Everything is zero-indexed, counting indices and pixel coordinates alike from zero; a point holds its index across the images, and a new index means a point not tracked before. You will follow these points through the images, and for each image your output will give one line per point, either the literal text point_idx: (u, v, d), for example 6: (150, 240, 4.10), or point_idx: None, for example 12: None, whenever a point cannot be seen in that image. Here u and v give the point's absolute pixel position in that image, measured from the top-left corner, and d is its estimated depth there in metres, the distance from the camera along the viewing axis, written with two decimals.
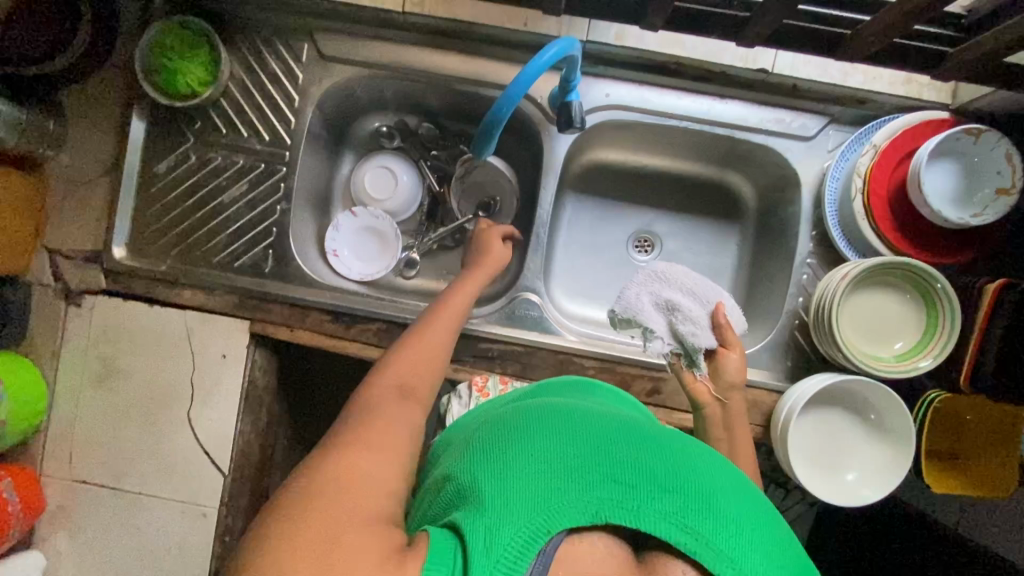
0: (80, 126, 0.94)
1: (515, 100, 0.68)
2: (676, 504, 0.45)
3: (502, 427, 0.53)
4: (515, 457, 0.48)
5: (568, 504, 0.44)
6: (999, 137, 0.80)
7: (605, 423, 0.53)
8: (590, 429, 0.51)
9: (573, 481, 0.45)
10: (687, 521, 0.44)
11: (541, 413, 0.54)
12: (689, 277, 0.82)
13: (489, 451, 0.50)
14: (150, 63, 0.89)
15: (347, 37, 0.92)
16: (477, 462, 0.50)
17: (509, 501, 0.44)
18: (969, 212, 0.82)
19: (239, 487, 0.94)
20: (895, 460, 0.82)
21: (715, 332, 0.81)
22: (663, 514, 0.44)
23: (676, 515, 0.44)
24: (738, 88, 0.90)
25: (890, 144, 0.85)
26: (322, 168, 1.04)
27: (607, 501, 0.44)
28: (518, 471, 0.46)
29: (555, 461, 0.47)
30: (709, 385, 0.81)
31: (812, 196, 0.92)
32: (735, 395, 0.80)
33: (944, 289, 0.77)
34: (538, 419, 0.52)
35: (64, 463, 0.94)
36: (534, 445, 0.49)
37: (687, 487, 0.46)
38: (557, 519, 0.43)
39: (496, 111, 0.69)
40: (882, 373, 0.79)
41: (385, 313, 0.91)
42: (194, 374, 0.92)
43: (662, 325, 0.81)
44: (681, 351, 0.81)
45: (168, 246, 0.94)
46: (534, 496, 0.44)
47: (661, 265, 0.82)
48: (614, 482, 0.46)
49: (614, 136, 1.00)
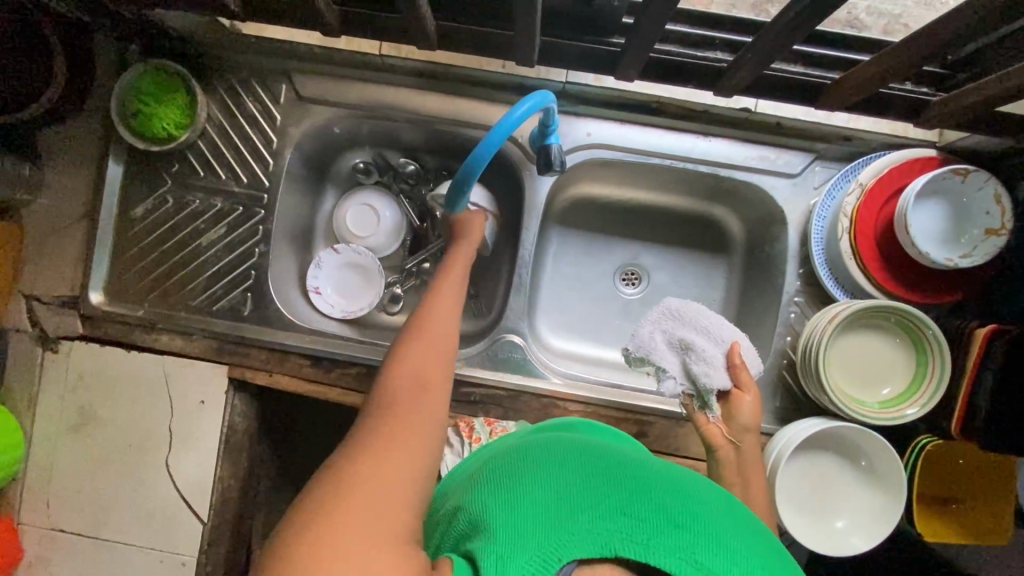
0: (57, 170, 0.93)
1: (489, 150, 0.65)
2: (687, 540, 0.41)
3: (509, 464, 0.51)
4: (524, 489, 0.46)
5: (577, 534, 0.41)
6: (988, 177, 0.78)
7: (613, 460, 0.50)
8: (603, 465, 0.49)
9: (581, 510, 0.42)
10: (701, 558, 0.39)
11: (548, 449, 0.52)
12: (704, 315, 0.80)
13: (496, 486, 0.48)
14: (125, 107, 0.88)
15: (325, 79, 0.92)
16: (484, 495, 0.47)
17: (517, 531, 0.41)
18: (958, 252, 0.81)
19: (218, 534, 0.93)
20: (886, 508, 0.80)
21: (729, 372, 0.77)
22: (676, 550, 0.40)
23: (687, 551, 0.40)
24: (721, 126, 0.89)
25: (877, 183, 0.83)
26: (304, 206, 1.03)
27: (617, 532, 0.41)
28: (526, 503, 0.44)
29: (564, 492, 0.44)
30: (723, 427, 0.76)
31: (798, 233, 0.90)
32: (750, 439, 0.75)
33: (935, 336, 0.76)
34: (548, 455, 0.50)
35: (41, 511, 0.92)
36: (543, 478, 0.46)
37: (698, 524, 0.43)
38: (565, 548, 0.40)
39: (472, 161, 0.67)
40: (869, 419, 0.78)
41: (366, 357, 0.90)
42: (173, 420, 0.91)
43: (674, 364, 0.78)
44: (693, 392, 0.78)
45: (146, 290, 0.93)
46: (541, 527, 0.41)
47: (675, 302, 0.80)
48: (626, 514, 0.42)
49: (598, 172, 0.99)
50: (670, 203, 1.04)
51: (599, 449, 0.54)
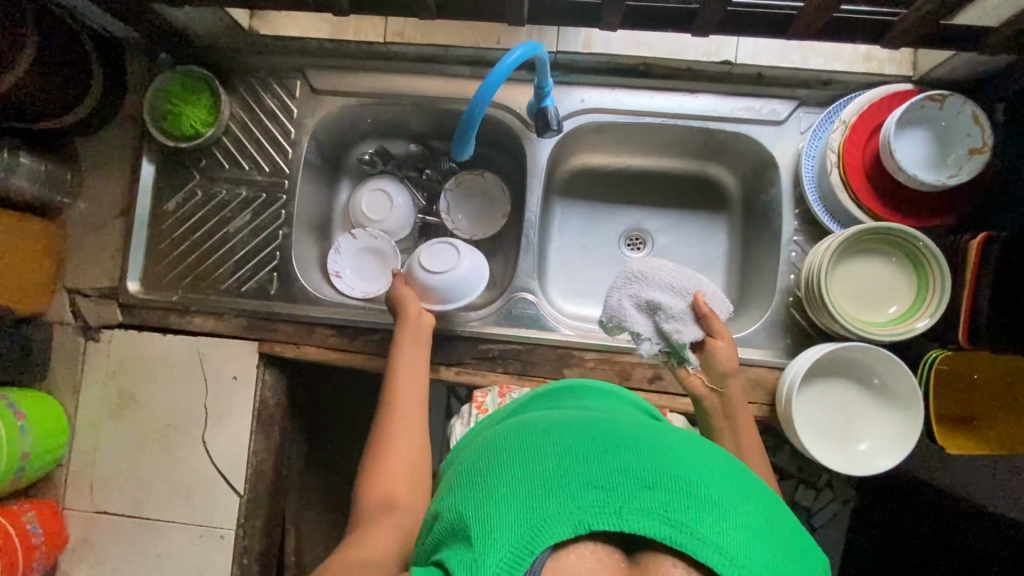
0: (94, 174, 1.01)
1: (490, 94, 0.70)
2: (657, 497, 0.43)
3: (478, 456, 0.51)
4: (496, 484, 0.45)
5: (551, 520, 0.41)
6: (964, 100, 0.82)
7: (581, 429, 0.50)
8: (567, 436, 0.49)
9: (553, 495, 0.43)
10: (669, 512, 0.42)
11: (514, 435, 0.51)
12: (666, 269, 0.79)
13: (471, 480, 0.48)
14: (156, 110, 0.96)
15: (336, 71, 1.00)
16: (459, 498, 0.47)
17: (492, 534, 0.42)
18: (945, 174, 0.84)
19: (254, 508, 0.96)
20: (906, 423, 0.81)
21: (700, 323, 0.79)
22: (645, 509, 0.42)
23: (657, 509, 0.42)
24: (705, 82, 0.94)
25: (859, 119, 0.87)
26: (321, 194, 1.09)
27: (589, 508, 0.42)
28: (498, 499, 0.44)
29: (534, 478, 0.45)
30: (703, 377, 0.79)
31: (790, 176, 0.94)
32: (731, 383, 0.78)
33: (928, 247, 0.79)
34: (514, 441, 0.50)
35: (85, 495, 0.96)
36: (512, 467, 0.46)
37: (666, 476, 0.44)
38: (541, 537, 0.41)
39: (472, 109, 0.72)
40: (883, 338, 0.80)
41: (386, 322, 0.95)
42: (207, 398, 0.96)
43: (647, 326, 0.78)
44: (669, 349, 0.80)
45: (179, 277, 0.99)
46: (515, 521, 0.42)
47: (637, 264, 0.79)
48: (594, 487, 0.43)
49: (594, 140, 1.04)
50: (665, 167, 1.09)
51: (569, 420, 0.53)
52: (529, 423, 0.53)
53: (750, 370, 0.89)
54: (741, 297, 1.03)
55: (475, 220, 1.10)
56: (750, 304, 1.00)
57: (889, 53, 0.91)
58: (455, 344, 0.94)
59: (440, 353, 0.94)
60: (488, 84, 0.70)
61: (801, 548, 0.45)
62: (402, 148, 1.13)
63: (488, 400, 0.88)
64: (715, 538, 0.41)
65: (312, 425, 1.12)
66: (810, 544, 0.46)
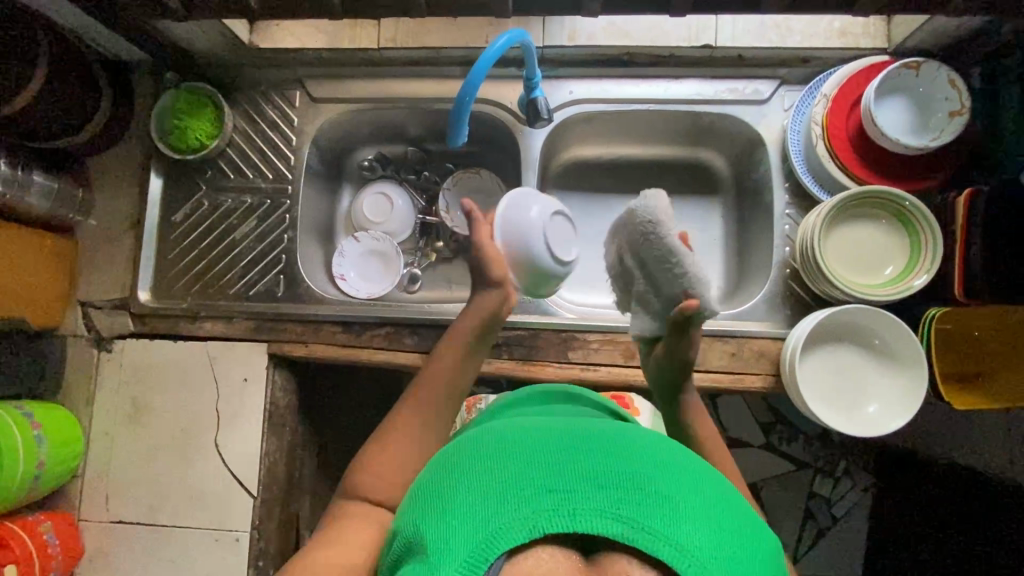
0: (103, 191, 1.04)
1: (477, 84, 0.72)
2: (611, 496, 0.44)
3: (442, 465, 0.52)
4: (456, 493, 0.47)
5: (506, 526, 0.43)
6: (938, 66, 0.85)
7: (542, 432, 0.52)
8: (525, 441, 0.50)
9: (509, 501, 0.45)
10: (620, 510, 0.43)
11: (477, 442, 0.53)
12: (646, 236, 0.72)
13: (433, 489, 0.49)
14: (163, 125, 1.01)
15: (334, 80, 1.04)
16: (421, 508, 0.49)
17: (449, 543, 0.44)
18: (928, 138, 0.87)
19: (269, 510, 0.96)
20: (913, 380, 0.81)
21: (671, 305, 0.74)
22: (596, 509, 0.43)
23: (610, 508, 0.43)
24: (689, 67, 0.97)
25: (838, 92, 0.90)
26: (324, 200, 1.13)
27: (543, 511, 0.44)
28: (457, 507, 0.46)
29: (491, 485, 0.46)
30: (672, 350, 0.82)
31: (779, 151, 0.96)
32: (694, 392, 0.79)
33: (915, 205, 0.80)
34: (477, 448, 0.51)
35: (100, 506, 0.97)
36: (472, 475, 0.48)
37: (620, 475, 0.46)
38: (496, 544, 0.43)
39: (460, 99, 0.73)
40: (882, 298, 0.81)
41: (392, 316, 0.97)
42: (219, 401, 0.97)
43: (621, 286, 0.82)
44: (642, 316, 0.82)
45: (188, 285, 1.02)
46: (471, 530, 0.44)
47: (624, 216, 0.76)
48: (547, 492, 0.45)
49: (586, 132, 1.06)
50: (656, 155, 1.10)
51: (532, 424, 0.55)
52: (491, 429, 0.55)
53: (753, 342, 0.90)
54: (740, 277, 1.04)
55: (473, 218, 1.12)
56: (750, 281, 1.00)
57: (864, 29, 0.94)
58: None
59: None
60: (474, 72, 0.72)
61: (758, 538, 0.46)
62: (400, 152, 1.16)
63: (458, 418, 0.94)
64: (667, 531, 0.42)
65: (323, 428, 1.13)
66: (764, 532, 0.48)
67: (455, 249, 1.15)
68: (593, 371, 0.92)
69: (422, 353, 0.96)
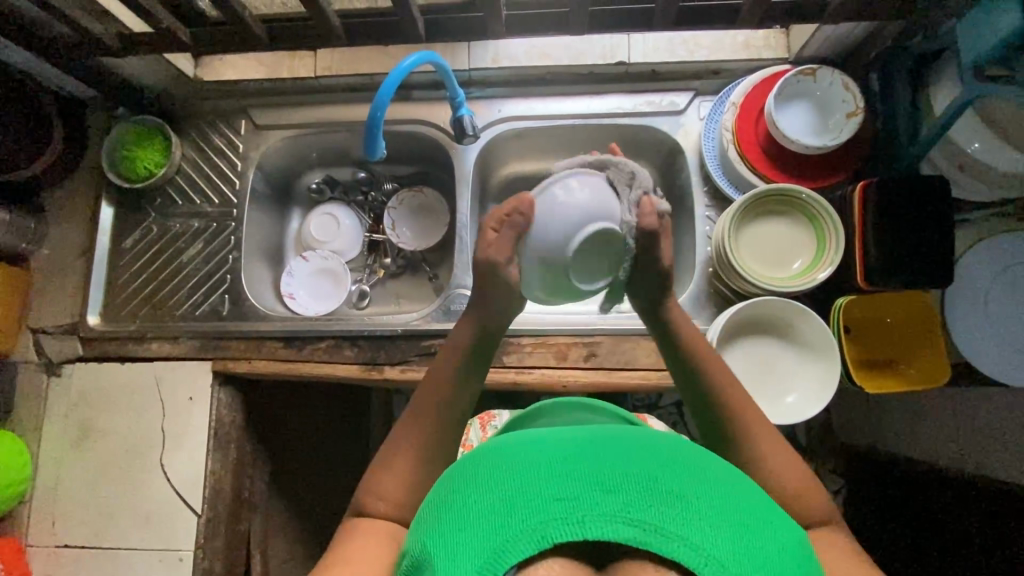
0: (57, 221, 1.08)
1: (384, 101, 0.80)
2: (624, 500, 0.43)
3: (446, 483, 0.51)
4: (462, 509, 0.46)
5: (513, 539, 0.42)
6: (832, 72, 0.91)
7: (545, 442, 0.51)
8: (528, 450, 0.49)
9: (516, 513, 0.43)
10: (633, 514, 0.42)
11: (479, 456, 0.51)
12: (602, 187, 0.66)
13: (437, 509, 0.48)
14: (113, 156, 1.05)
15: (275, 108, 1.09)
16: (427, 529, 0.47)
17: (457, 561, 0.42)
18: (829, 138, 0.92)
19: (214, 528, 0.96)
20: (826, 365, 0.85)
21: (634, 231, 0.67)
22: (609, 515, 0.42)
23: (622, 512, 0.42)
24: (607, 83, 1.03)
25: (745, 100, 0.96)
26: (272, 223, 1.17)
27: (553, 521, 0.42)
28: (463, 525, 0.44)
29: (496, 499, 0.45)
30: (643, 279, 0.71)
31: (697, 158, 1.01)
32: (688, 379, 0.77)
33: (814, 200, 0.86)
34: (480, 461, 0.50)
35: (48, 530, 0.97)
36: (476, 490, 0.46)
37: (630, 478, 0.45)
38: (506, 557, 0.41)
39: (372, 113, 0.81)
40: (791, 289, 0.85)
41: (333, 330, 0.99)
42: (164, 420, 0.98)
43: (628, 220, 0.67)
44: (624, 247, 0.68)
45: (138, 309, 1.05)
46: (480, 548, 0.42)
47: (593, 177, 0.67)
48: (557, 501, 0.43)
49: (520, 147, 1.11)
50: None
51: (535, 433, 0.53)
52: (495, 441, 0.54)
53: None
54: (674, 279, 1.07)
55: (419, 234, 1.15)
56: (679, 282, 1.04)
57: (766, 41, 1.00)
58: (399, 344, 0.98)
59: (386, 353, 0.99)
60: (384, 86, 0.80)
61: (780, 533, 0.45)
62: (347, 175, 1.21)
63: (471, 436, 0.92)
64: (683, 532, 0.41)
65: (273, 448, 1.13)
66: (790, 527, 0.47)
67: (403, 265, 1.17)
68: (527, 374, 0.94)
69: (362, 365, 0.99)
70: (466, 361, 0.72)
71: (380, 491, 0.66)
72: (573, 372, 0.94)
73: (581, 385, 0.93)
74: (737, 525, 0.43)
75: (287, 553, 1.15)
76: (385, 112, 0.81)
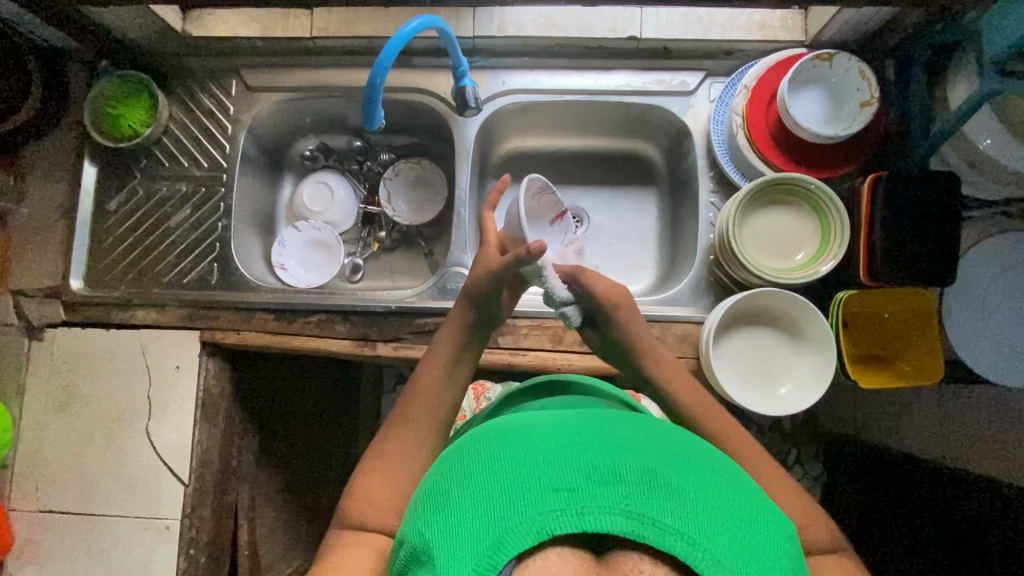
0: (36, 178, 1.03)
1: (385, 67, 0.77)
2: (621, 491, 0.43)
3: (441, 467, 0.50)
4: (460, 496, 0.45)
5: (513, 530, 0.42)
6: (849, 57, 0.88)
7: (540, 428, 0.50)
8: (527, 436, 0.48)
9: (515, 503, 0.43)
10: (631, 506, 0.42)
11: (473, 442, 0.50)
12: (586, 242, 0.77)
13: (433, 494, 0.47)
14: (96, 113, 1.00)
15: (269, 70, 1.05)
16: (421, 515, 0.47)
17: (456, 553, 0.42)
18: (841, 128, 0.90)
19: (202, 497, 0.96)
20: (822, 362, 0.85)
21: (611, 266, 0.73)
22: (607, 506, 0.42)
23: (620, 504, 0.42)
24: (617, 58, 0.99)
25: (758, 84, 0.93)
26: (263, 191, 1.13)
27: (552, 512, 0.42)
28: (461, 513, 0.44)
29: (495, 487, 0.44)
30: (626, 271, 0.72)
31: (704, 141, 0.98)
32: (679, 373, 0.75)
33: (821, 189, 0.84)
34: (478, 447, 0.49)
35: (30, 495, 0.95)
36: (474, 477, 0.46)
37: (628, 470, 0.44)
38: (505, 549, 0.41)
39: (372, 80, 0.78)
40: (790, 280, 0.84)
41: (325, 304, 0.97)
42: (150, 388, 0.96)
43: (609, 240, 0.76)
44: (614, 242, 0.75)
45: (123, 274, 1.03)
46: (478, 537, 0.42)
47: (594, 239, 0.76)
48: (557, 491, 0.43)
49: (523, 123, 1.08)
50: (593, 145, 1.12)
51: (532, 418, 0.53)
52: (493, 425, 0.53)
53: (679, 327, 0.92)
54: (673, 265, 1.05)
55: (415, 209, 1.12)
56: (678, 268, 1.02)
57: (783, 22, 0.96)
58: (392, 320, 0.97)
59: (379, 330, 0.97)
60: (385, 52, 0.77)
61: (773, 525, 0.45)
62: (341, 143, 1.16)
63: (465, 405, 0.94)
64: (680, 525, 0.41)
65: (263, 418, 1.12)
66: (781, 517, 0.47)
67: (398, 239, 1.14)
68: (521, 355, 0.93)
69: (354, 340, 0.97)
70: (462, 348, 0.75)
71: (378, 476, 0.65)
72: (568, 356, 0.93)
73: (577, 370, 0.92)
74: (734, 517, 0.43)
75: (274, 523, 1.16)
76: (386, 78, 0.78)
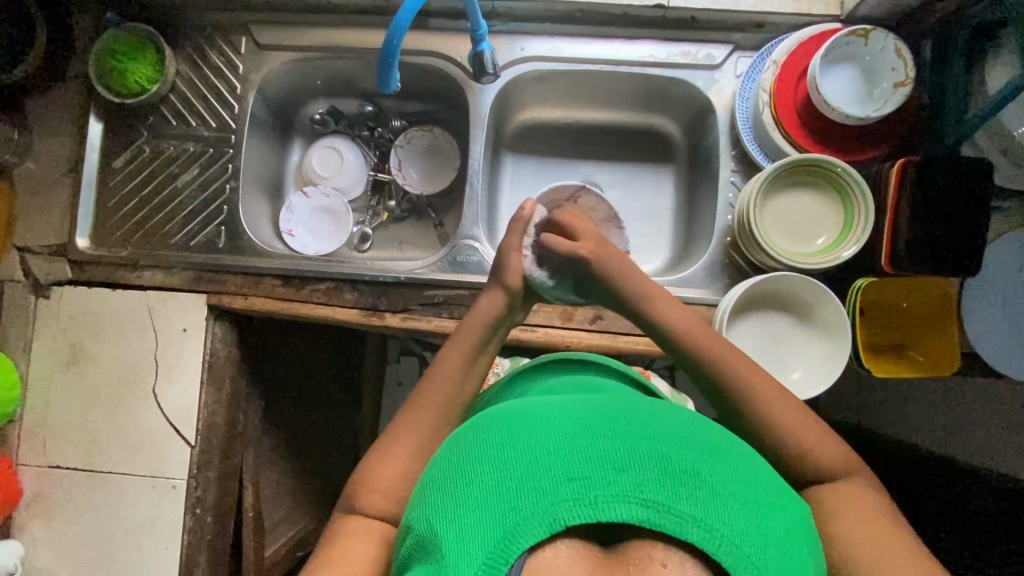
0: (41, 133, 1.01)
1: (403, 26, 0.73)
2: (635, 480, 0.42)
3: (449, 452, 0.49)
4: (469, 485, 0.44)
5: (525, 521, 0.41)
6: (886, 34, 0.84)
7: (549, 412, 0.49)
8: (536, 422, 0.47)
9: (526, 493, 0.42)
10: (646, 495, 0.41)
11: (477, 430, 0.49)
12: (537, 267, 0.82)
13: (438, 483, 0.47)
14: (101, 67, 0.97)
15: (280, 27, 1.01)
16: (430, 502, 0.46)
17: (466, 545, 0.41)
18: (872, 109, 0.87)
19: (207, 459, 0.96)
20: (836, 348, 0.84)
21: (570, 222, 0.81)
22: (621, 496, 0.41)
23: (633, 493, 0.42)
24: (641, 28, 0.96)
25: (788, 59, 0.89)
26: (272, 153, 1.10)
27: (565, 503, 0.41)
28: (470, 504, 0.43)
29: (504, 477, 0.43)
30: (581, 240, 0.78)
31: (727, 118, 0.95)
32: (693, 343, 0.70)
33: (846, 172, 0.82)
34: (485, 432, 0.48)
35: (38, 451, 0.96)
36: (480, 467, 0.45)
37: (641, 457, 0.44)
38: (516, 542, 0.41)
39: (388, 40, 0.75)
40: (809, 266, 0.83)
41: (334, 271, 0.96)
42: (157, 350, 0.96)
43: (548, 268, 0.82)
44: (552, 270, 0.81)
45: (130, 233, 1.01)
46: (489, 528, 0.42)
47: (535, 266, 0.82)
48: (570, 481, 0.42)
49: (541, 92, 1.04)
50: (612, 118, 1.08)
51: (540, 402, 0.51)
52: (501, 408, 0.52)
53: (692, 309, 0.90)
54: (687, 245, 1.03)
55: (426, 178, 1.10)
56: (693, 247, 1.00)
57: None
58: (401, 290, 0.96)
59: (387, 300, 0.96)
60: (403, 10, 0.73)
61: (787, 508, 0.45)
62: (353, 107, 1.13)
63: None
64: (696, 514, 0.41)
65: (268, 384, 1.12)
66: (794, 496, 0.47)
67: (408, 210, 1.12)
68: (531, 331, 0.92)
69: (362, 309, 0.96)
70: (485, 341, 0.75)
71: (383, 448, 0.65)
72: (577, 333, 0.92)
73: (585, 347, 0.91)
74: (750, 501, 0.43)
75: (277, 485, 1.17)
76: (403, 38, 0.74)
